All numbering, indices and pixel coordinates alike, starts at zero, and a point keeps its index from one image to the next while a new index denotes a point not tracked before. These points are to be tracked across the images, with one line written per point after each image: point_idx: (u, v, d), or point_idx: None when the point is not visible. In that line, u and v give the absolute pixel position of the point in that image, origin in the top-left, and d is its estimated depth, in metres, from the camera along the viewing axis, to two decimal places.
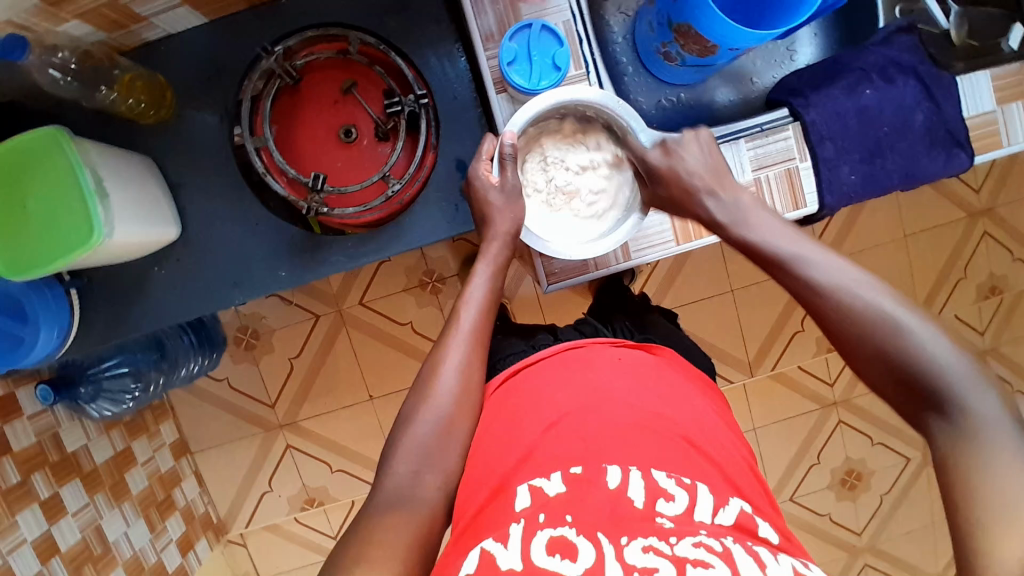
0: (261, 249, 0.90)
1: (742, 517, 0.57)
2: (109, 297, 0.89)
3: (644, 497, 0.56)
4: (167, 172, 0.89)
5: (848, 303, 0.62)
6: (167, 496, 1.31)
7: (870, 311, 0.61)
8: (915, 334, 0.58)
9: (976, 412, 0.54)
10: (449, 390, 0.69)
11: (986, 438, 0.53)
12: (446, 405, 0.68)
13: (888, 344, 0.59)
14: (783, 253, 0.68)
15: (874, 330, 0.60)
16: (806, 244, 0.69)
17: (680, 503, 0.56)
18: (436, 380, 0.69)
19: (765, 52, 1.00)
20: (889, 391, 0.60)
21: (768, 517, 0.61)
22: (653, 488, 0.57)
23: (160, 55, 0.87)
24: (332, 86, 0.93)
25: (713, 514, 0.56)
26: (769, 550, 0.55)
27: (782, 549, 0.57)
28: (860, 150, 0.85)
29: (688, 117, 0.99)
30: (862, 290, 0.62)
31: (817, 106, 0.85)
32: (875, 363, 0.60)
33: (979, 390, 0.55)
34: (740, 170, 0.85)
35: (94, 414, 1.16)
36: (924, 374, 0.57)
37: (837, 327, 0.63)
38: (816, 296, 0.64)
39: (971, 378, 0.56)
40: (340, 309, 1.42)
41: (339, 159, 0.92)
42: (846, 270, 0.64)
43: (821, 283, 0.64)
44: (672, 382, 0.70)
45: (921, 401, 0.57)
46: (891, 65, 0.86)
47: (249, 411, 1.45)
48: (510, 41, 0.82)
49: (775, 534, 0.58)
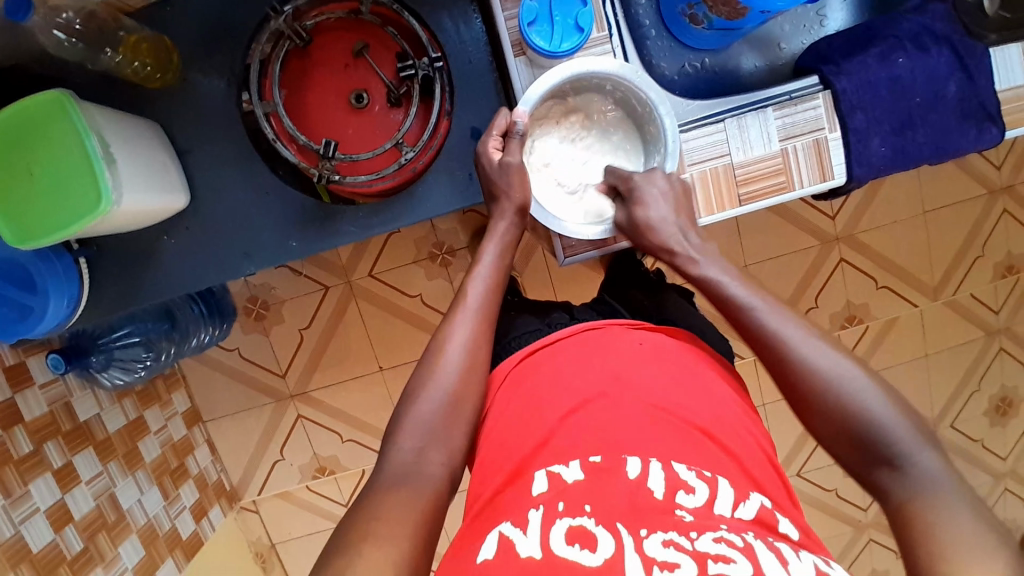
0: (272, 220, 0.88)
1: (762, 512, 0.56)
2: (118, 265, 0.87)
3: (664, 488, 0.55)
4: (175, 138, 0.86)
5: (800, 356, 0.61)
6: (180, 464, 1.32)
7: (814, 366, 0.60)
8: (857, 397, 0.58)
9: (921, 467, 0.54)
10: (455, 365, 0.68)
11: (936, 493, 0.52)
12: (451, 380, 0.67)
13: (837, 400, 0.58)
14: (737, 299, 0.66)
15: (827, 392, 0.59)
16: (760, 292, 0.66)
17: (700, 495, 0.55)
18: (442, 355, 0.68)
19: (794, 16, 0.95)
20: (834, 445, 0.59)
21: (788, 513, 0.59)
22: (674, 480, 0.56)
23: (166, 16, 0.84)
24: (343, 48, 0.89)
25: (733, 507, 0.55)
26: (789, 546, 0.53)
27: (802, 545, 0.55)
28: (891, 120, 0.82)
29: (711, 84, 0.95)
30: (808, 348, 0.61)
31: (848, 74, 0.81)
32: (831, 420, 0.59)
33: (919, 445, 0.55)
34: (768, 140, 0.81)
35: (106, 384, 1.17)
36: (870, 427, 0.57)
37: (782, 377, 0.62)
38: (766, 342, 0.63)
39: (911, 436, 0.56)
40: (350, 280, 1.41)
41: (351, 126, 0.90)
42: (788, 325, 0.63)
43: (772, 333, 0.63)
44: (691, 367, 0.68)
45: (870, 458, 0.57)
46: (925, 33, 0.82)
47: (259, 381, 1.45)
48: (531, 0, 0.78)
49: (794, 529, 0.57)
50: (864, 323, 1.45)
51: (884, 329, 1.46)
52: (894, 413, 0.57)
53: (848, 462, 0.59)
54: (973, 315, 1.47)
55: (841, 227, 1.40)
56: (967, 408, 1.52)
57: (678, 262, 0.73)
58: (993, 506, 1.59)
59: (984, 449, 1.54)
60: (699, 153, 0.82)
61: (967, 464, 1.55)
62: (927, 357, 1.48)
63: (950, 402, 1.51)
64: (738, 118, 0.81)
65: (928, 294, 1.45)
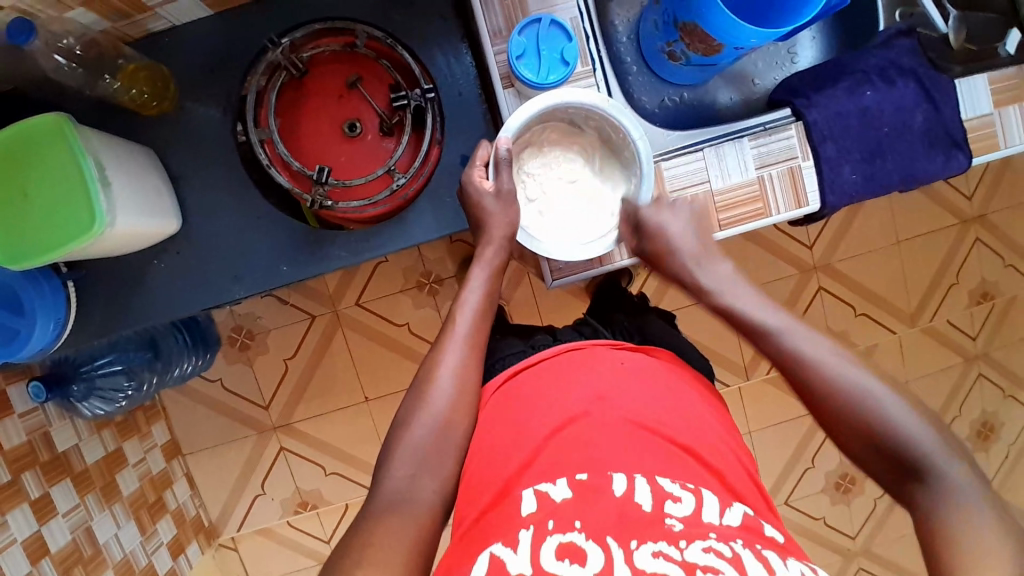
0: (263, 246, 0.89)
1: (748, 518, 0.58)
2: (105, 289, 0.87)
3: (651, 500, 0.57)
4: (168, 164, 0.88)
5: (799, 353, 0.67)
6: (158, 498, 1.29)
7: (814, 360, 0.66)
8: (856, 383, 0.63)
9: (921, 446, 0.59)
10: (447, 390, 0.69)
11: (932, 470, 0.58)
12: (444, 406, 0.68)
13: (835, 388, 0.64)
14: (766, 322, 0.71)
15: (825, 382, 0.64)
16: (781, 315, 0.72)
17: (688, 503, 0.57)
18: (434, 382, 0.69)
19: (767, 53, 1.00)
20: (842, 435, 0.63)
21: (770, 520, 0.61)
22: (660, 492, 0.57)
23: (164, 47, 0.87)
24: (338, 79, 0.91)
25: (721, 513, 0.57)
26: (775, 552, 0.54)
27: (788, 547, 0.57)
28: (861, 149, 0.86)
29: (690, 116, 0.99)
30: (807, 346, 0.67)
31: (819, 106, 0.85)
32: (835, 410, 0.63)
33: (919, 425, 0.60)
34: (745, 168, 0.85)
35: (86, 413, 1.15)
36: (869, 415, 0.62)
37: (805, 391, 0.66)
38: (769, 345, 0.69)
39: (908, 416, 0.61)
40: (337, 309, 1.42)
41: (343, 154, 0.91)
42: (791, 327, 0.69)
43: (774, 335, 0.69)
44: (672, 385, 0.70)
45: (868, 442, 0.62)
46: (891, 67, 0.87)
47: (243, 412, 1.44)
48: (519, 35, 0.81)
49: (779, 532, 0.59)
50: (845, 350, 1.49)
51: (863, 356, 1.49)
52: (892, 396, 0.62)
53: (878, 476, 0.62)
54: (949, 341, 1.51)
55: (818, 255, 1.45)
56: None
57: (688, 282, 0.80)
58: None
59: None
60: (679, 180, 0.85)
61: None
62: (907, 383, 1.51)
63: None
64: (716, 147, 0.84)
65: (906, 321, 1.49)
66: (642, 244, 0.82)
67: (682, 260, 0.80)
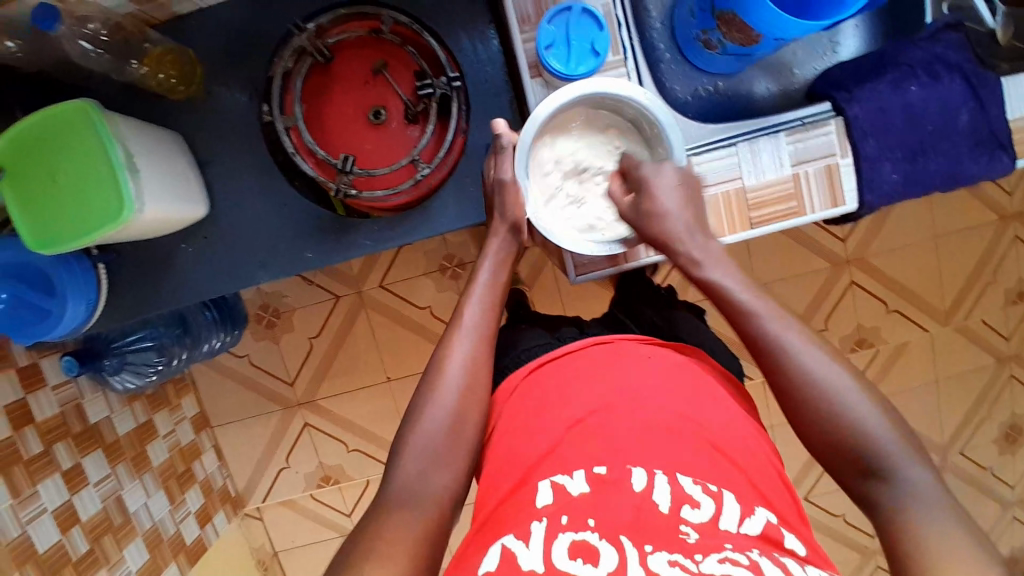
0: (287, 231, 0.89)
1: (769, 528, 0.56)
2: (135, 270, 0.89)
3: (669, 502, 0.56)
4: (196, 148, 0.88)
5: (801, 364, 0.60)
6: (187, 469, 1.33)
7: (816, 375, 0.60)
8: (856, 410, 0.58)
9: (910, 484, 0.55)
10: (455, 386, 0.67)
11: (918, 508, 0.53)
12: (453, 400, 0.66)
13: (830, 409, 0.58)
14: (747, 307, 0.65)
15: (817, 394, 0.59)
16: (764, 299, 0.66)
17: (706, 511, 0.56)
18: (444, 377, 0.67)
19: (808, 43, 0.96)
20: (829, 456, 0.59)
21: (799, 532, 0.58)
22: (679, 495, 0.56)
23: (191, 31, 0.86)
24: (363, 65, 0.90)
25: (740, 522, 0.55)
26: (795, 562, 0.54)
27: (809, 561, 0.55)
28: (903, 147, 0.82)
29: (723, 107, 0.96)
30: (808, 357, 0.60)
31: (860, 101, 0.82)
32: (825, 430, 0.59)
33: (912, 462, 0.55)
34: (780, 164, 0.82)
35: (117, 387, 1.18)
36: (867, 444, 0.57)
37: (783, 391, 0.61)
38: (766, 349, 0.62)
39: (902, 451, 0.56)
40: (360, 291, 1.43)
41: (368, 141, 0.90)
42: (790, 330, 0.62)
43: (769, 340, 0.62)
44: (698, 381, 0.69)
45: (859, 468, 0.57)
46: (937, 62, 0.82)
47: (268, 388, 1.46)
48: (548, 24, 0.80)
49: (802, 545, 0.57)
50: (874, 347, 1.45)
51: (893, 354, 1.46)
52: (890, 430, 0.57)
53: (841, 475, 0.59)
54: (983, 341, 1.46)
55: (851, 248, 1.41)
56: (977, 435, 1.51)
57: (680, 263, 0.72)
58: (999, 536, 1.57)
59: (993, 477, 1.53)
60: (713, 174, 0.82)
61: (974, 492, 1.53)
62: (937, 383, 1.47)
63: (958, 430, 1.50)
64: (751, 142, 0.82)
65: (938, 319, 1.45)
66: (638, 213, 0.75)
67: (674, 227, 0.72)
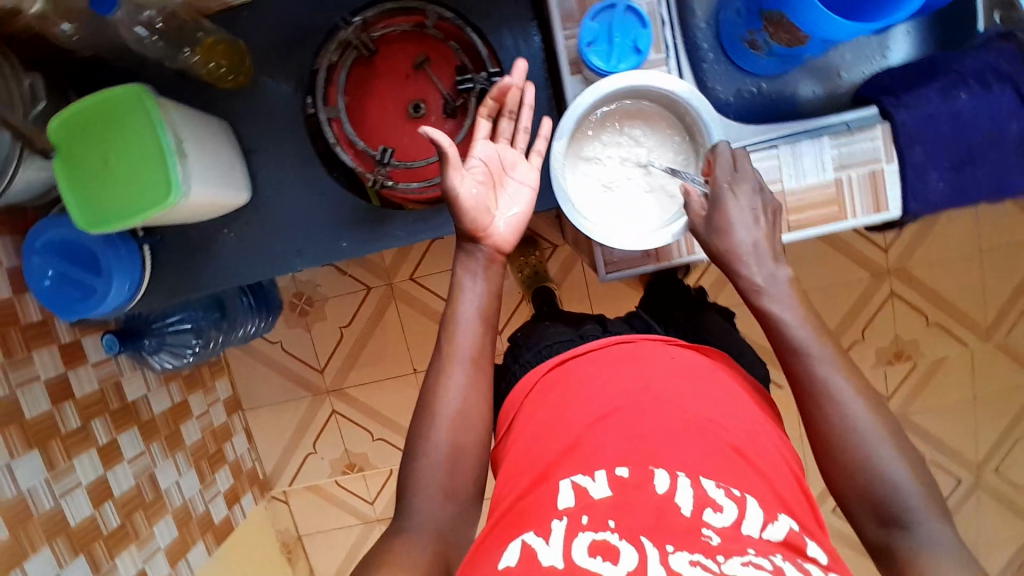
0: (322, 220, 0.91)
1: (791, 535, 0.55)
2: (177, 253, 0.92)
3: (692, 506, 0.55)
4: (240, 136, 0.90)
5: (842, 411, 0.61)
6: (218, 450, 1.37)
7: (854, 422, 0.61)
8: (886, 461, 0.59)
9: (932, 539, 0.56)
10: (467, 377, 0.68)
11: (938, 561, 0.54)
12: (465, 393, 0.67)
13: (861, 456, 0.60)
14: (798, 343, 0.66)
15: (852, 441, 0.60)
16: (815, 338, 0.66)
17: (728, 514, 0.54)
18: (458, 368, 0.68)
19: (856, 46, 0.93)
20: (853, 503, 0.60)
21: (818, 537, 0.58)
22: (701, 498, 0.55)
23: (240, 21, 0.88)
24: (405, 59, 0.90)
25: (762, 528, 0.54)
26: (818, 570, 0.53)
27: (832, 569, 0.54)
28: (951, 156, 0.80)
29: (767, 110, 0.93)
30: (852, 403, 0.62)
31: (909, 107, 0.79)
32: (854, 476, 0.60)
33: (934, 518, 0.57)
34: (822, 168, 0.81)
35: (156, 366, 1.22)
36: (893, 494, 0.58)
37: (823, 441, 0.62)
38: (811, 389, 0.63)
39: (927, 506, 0.57)
40: (391, 282, 1.45)
41: (407, 134, 0.90)
42: (837, 375, 0.63)
43: (818, 382, 0.63)
44: (721, 386, 0.68)
45: (880, 516, 0.58)
46: (990, 71, 0.79)
47: (298, 374, 1.49)
48: (592, 20, 0.79)
49: (824, 553, 0.56)
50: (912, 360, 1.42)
51: (932, 368, 1.43)
52: (917, 484, 0.58)
53: (865, 524, 0.60)
54: None
55: (893, 259, 1.38)
56: (1015, 456, 1.47)
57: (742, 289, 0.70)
58: None
59: None
60: None
61: (1013, 515, 1.50)
62: (977, 401, 1.44)
63: (995, 450, 1.47)
64: (793, 144, 0.80)
65: (981, 335, 1.41)
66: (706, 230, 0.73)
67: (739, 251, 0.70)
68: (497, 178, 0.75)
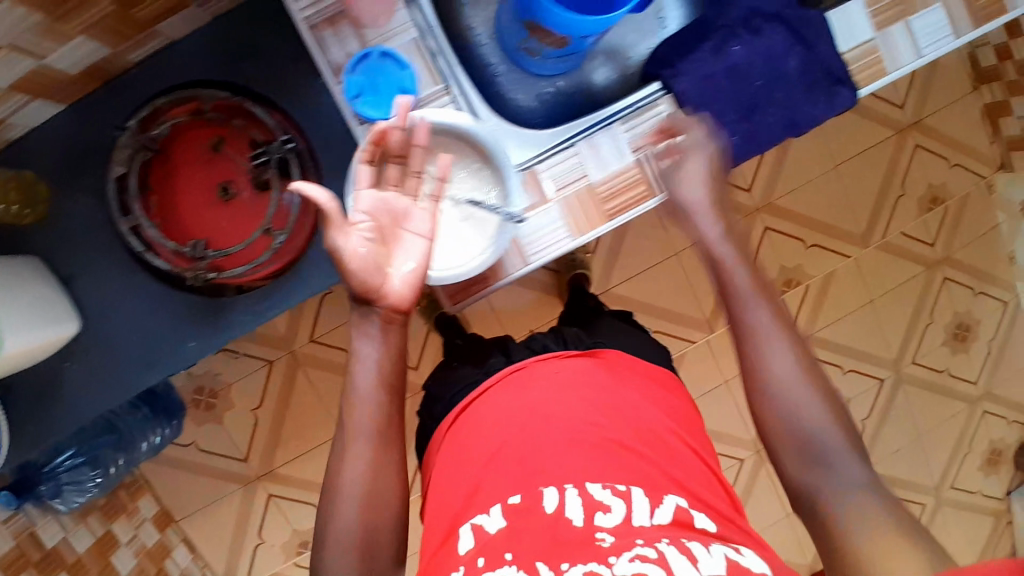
0: (166, 326, 0.88)
1: (678, 513, 0.61)
2: (23, 401, 0.86)
3: (582, 515, 0.59)
4: (56, 265, 0.86)
5: (771, 368, 0.66)
6: (159, 570, 1.30)
7: (785, 375, 0.66)
8: (810, 412, 0.65)
9: (851, 477, 0.62)
10: (361, 454, 0.65)
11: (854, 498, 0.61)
12: (359, 473, 0.65)
13: (793, 409, 0.65)
14: (746, 309, 0.69)
15: (785, 395, 0.66)
16: (761, 299, 0.70)
17: (616, 513, 0.60)
18: (342, 447, 0.66)
19: (634, 23, 0.97)
20: (783, 453, 0.66)
21: (715, 508, 0.64)
22: (590, 504, 0.60)
23: (21, 149, 0.84)
24: (200, 147, 0.89)
25: (650, 515, 0.59)
26: (700, 541, 0.57)
27: (719, 536, 0.60)
28: (735, 109, 0.84)
29: (569, 105, 0.97)
30: (778, 358, 0.67)
31: (685, 74, 0.83)
32: (788, 427, 0.65)
33: (851, 458, 0.63)
34: (621, 153, 0.83)
35: (62, 507, 1.16)
36: (813, 443, 0.64)
37: (757, 400, 0.67)
38: (747, 349, 0.68)
39: (845, 449, 0.63)
40: (292, 350, 1.42)
41: (223, 219, 0.88)
42: (775, 331, 0.68)
43: (759, 340, 0.68)
44: (613, 387, 0.72)
45: (808, 463, 0.64)
46: (755, 16, 0.85)
47: (222, 469, 1.44)
48: (354, 73, 0.79)
49: (712, 521, 0.62)
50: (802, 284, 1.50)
51: (825, 284, 1.52)
52: (835, 429, 0.64)
53: (785, 465, 0.66)
54: (910, 252, 1.55)
55: (758, 197, 1.46)
56: (925, 341, 1.59)
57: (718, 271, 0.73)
58: (975, 430, 1.65)
59: (952, 377, 1.62)
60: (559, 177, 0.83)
61: (938, 396, 1.61)
62: (874, 303, 1.55)
63: (905, 344, 1.58)
64: (588, 138, 0.83)
65: (859, 243, 1.52)
66: None
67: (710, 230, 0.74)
68: (389, 232, 0.68)
